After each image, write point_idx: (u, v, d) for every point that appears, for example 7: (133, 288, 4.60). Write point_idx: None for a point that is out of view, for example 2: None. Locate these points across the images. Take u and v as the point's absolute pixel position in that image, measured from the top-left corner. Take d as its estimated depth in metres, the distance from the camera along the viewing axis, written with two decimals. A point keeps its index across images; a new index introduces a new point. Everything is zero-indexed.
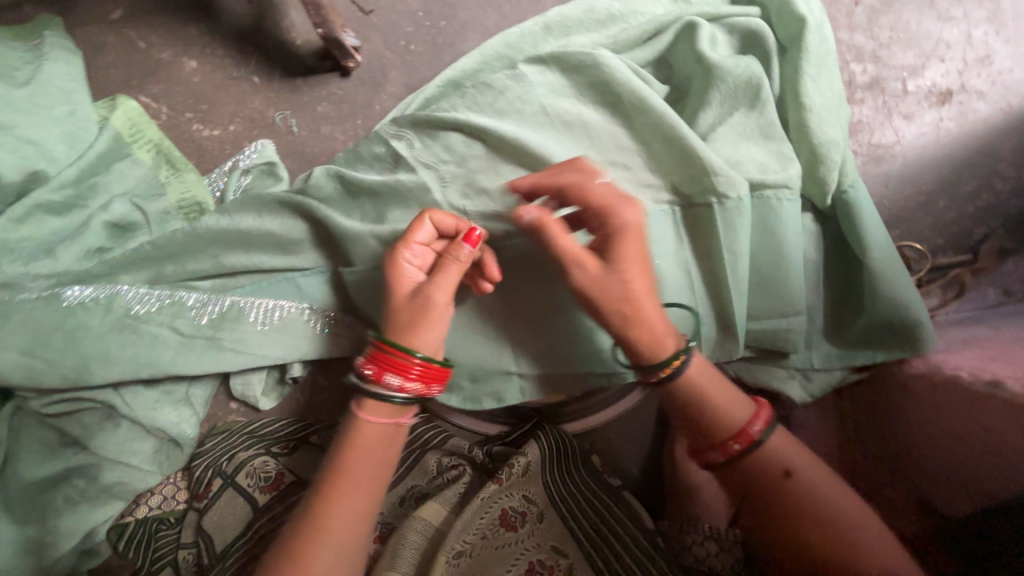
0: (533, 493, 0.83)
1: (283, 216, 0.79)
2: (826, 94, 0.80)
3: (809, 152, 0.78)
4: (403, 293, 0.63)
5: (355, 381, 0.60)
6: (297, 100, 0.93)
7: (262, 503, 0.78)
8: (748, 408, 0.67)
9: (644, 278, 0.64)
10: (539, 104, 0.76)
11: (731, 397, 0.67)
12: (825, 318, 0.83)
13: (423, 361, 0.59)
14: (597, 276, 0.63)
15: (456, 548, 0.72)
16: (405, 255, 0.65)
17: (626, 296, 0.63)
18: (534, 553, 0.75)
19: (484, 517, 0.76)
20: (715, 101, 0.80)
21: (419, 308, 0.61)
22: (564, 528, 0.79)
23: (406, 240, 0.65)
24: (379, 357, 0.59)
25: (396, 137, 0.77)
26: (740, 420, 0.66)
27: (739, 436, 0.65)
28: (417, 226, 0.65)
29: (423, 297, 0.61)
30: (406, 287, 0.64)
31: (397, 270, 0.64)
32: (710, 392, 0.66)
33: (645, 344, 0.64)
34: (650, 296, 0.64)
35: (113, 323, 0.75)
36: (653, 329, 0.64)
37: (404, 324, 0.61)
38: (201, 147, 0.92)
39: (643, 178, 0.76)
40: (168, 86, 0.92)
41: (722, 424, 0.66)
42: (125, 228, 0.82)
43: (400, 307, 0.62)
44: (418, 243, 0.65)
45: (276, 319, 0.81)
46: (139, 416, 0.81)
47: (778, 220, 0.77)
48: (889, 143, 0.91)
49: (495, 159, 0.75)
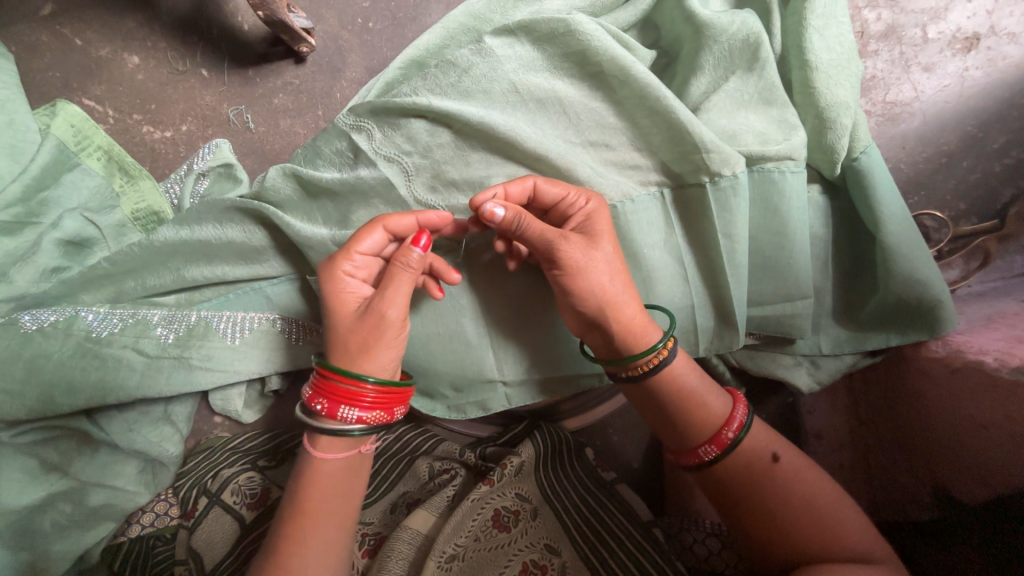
0: (527, 491, 0.80)
1: (243, 223, 0.74)
2: (834, 49, 0.70)
3: (813, 117, 0.70)
4: (348, 308, 0.61)
5: (310, 418, 0.58)
6: (252, 92, 0.90)
7: (249, 520, 0.75)
8: (725, 396, 0.64)
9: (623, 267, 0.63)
10: (509, 81, 0.68)
11: (711, 384, 0.64)
12: (834, 299, 0.76)
13: (376, 386, 0.57)
14: (582, 251, 0.60)
15: (448, 552, 0.68)
16: (347, 267, 0.61)
17: (613, 274, 0.61)
18: (528, 552, 0.71)
19: (476, 518, 0.73)
20: (708, 66, 0.72)
21: (367, 325, 0.59)
22: (560, 527, 0.77)
23: (348, 252, 0.61)
24: (330, 391, 0.57)
25: (355, 129, 0.69)
26: (726, 405, 0.63)
27: (729, 422, 0.61)
28: (365, 234, 0.61)
29: (369, 313, 0.59)
30: (350, 302, 0.61)
31: (340, 285, 0.61)
32: (696, 379, 0.64)
33: (641, 325, 0.62)
34: (628, 278, 0.63)
35: (74, 349, 0.71)
36: (639, 310, 0.62)
37: (354, 344, 0.59)
38: (154, 150, 0.88)
39: (626, 159, 0.69)
40: (111, 86, 0.87)
41: (708, 413, 0.62)
42: (80, 244, 0.77)
43: (347, 325, 0.60)
44: (362, 253, 0.62)
45: (247, 332, 0.77)
46: (118, 439, 0.79)
47: (781, 196, 0.70)
48: (906, 100, 0.82)
49: (463, 146, 0.68)
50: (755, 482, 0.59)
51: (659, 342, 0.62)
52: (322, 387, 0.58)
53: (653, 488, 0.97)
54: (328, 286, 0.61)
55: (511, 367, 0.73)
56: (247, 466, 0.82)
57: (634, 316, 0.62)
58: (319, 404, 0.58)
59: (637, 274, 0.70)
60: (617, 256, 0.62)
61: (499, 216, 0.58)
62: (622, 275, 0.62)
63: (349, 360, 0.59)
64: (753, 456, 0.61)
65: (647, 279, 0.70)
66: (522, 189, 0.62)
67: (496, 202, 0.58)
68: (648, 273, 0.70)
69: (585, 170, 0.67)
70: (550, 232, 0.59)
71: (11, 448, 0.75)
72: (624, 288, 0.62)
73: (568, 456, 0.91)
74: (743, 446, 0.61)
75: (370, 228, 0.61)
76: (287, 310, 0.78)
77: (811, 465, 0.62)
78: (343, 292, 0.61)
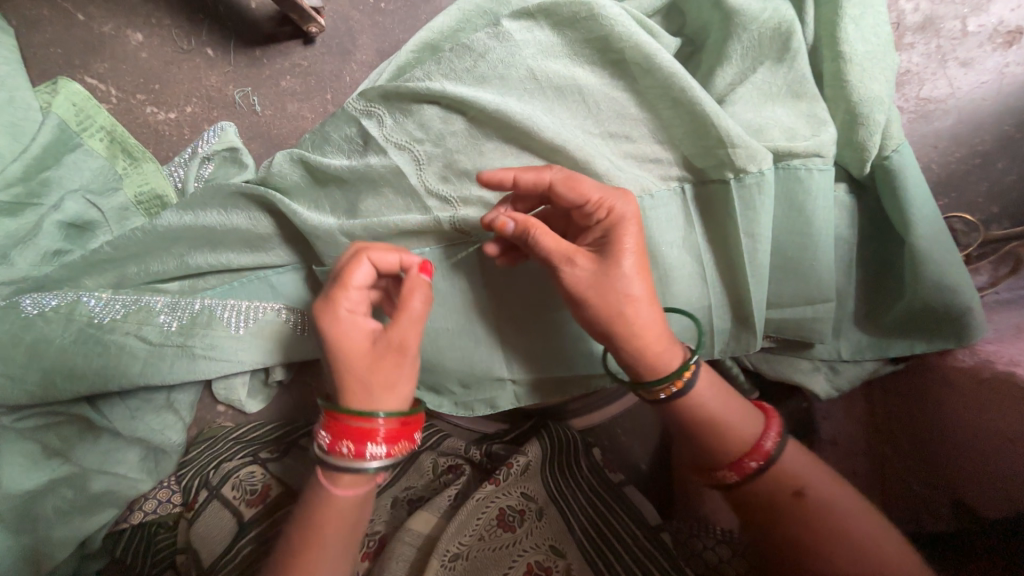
0: (532, 490, 0.79)
1: (248, 209, 0.72)
2: (870, 40, 0.67)
3: (844, 113, 0.67)
4: (361, 347, 0.56)
5: (332, 463, 0.56)
6: (258, 74, 0.87)
7: (248, 516, 0.74)
8: (758, 421, 0.61)
9: (647, 290, 0.58)
10: (527, 67, 0.64)
11: (739, 410, 0.61)
12: (857, 303, 0.74)
13: (387, 417, 0.56)
14: (586, 276, 0.58)
15: (451, 551, 0.67)
16: (346, 304, 0.57)
17: (626, 298, 0.57)
18: (534, 553, 0.70)
19: (480, 517, 0.72)
20: (735, 55, 0.68)
21: (386, 361, 0.57)
22: (564, 528, 0.75)
23: (344, 286, 0.57)
24: (354, 434, 0.55)
25: (364, 115, 0.66)
26: (754, 432, 0.60)
27: (754, 452, 0.59)
28: (356, 269, 0.57)
29: (385, 347, 0.56)
30: (358, 338, 0.57)
31: (341, 322, 0.56)
32: (717, 405, 0.61)
33: (656, 348, 0.59)
34: (653, 301, 0.59)
35: (76, 334, 0.70)
36: (656, 332, 0.59)
37: (376, 382, 0.56)
38: (158, 132, 0.85)
39: (647, 152, 0.66)
40: (115, 63, 0.84)
41: (732, 440, 0.60)
42: (81, 227, 0.74)
43: (361, 365, 0.56)
44: (356, 287, 0.58)
45: (252, 322, 0.76)
46: (120, 427, 0.78)
47: (806, 195, 0.67)
48: (938, 97, 0.78)
49: (477, 135, 0.66)
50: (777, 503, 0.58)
51: (676, 373, 0.59)
52: (347, 428, 0.56)
53: (660, 487, 0.95)
54: (328, 325, 0.57)
55: (520, 365, 0.71)
56: (249, 460, 0.81)
57: (646, 339, 0.58)
58: (346, 448, 0.56)
59: (654, 272, 0.68)
60: (637, 275, 0.58)
61: (507, 230, 0.58)
62: (639, 295, 0.58)
63: (370, 399, 0.56)
64: (781, 469, 0.59)
65: (664, 278, 0.68)
66: (538, 185, 0.58)
67: (507, 215, 0.58)
68: (665, 272, 0.68)
69: (604, 163, 0.65)
70: (555, 252, 0.57)
71: (14, 432, 0.74)
72: (637, 308, 0.58)
73: (576, 455, 0.89)
74: (776, 467, 0.59)
75: (357, 262, 0.58)
76: (293, 300, 0.76)
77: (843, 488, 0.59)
78: (344, 329, 0.56)
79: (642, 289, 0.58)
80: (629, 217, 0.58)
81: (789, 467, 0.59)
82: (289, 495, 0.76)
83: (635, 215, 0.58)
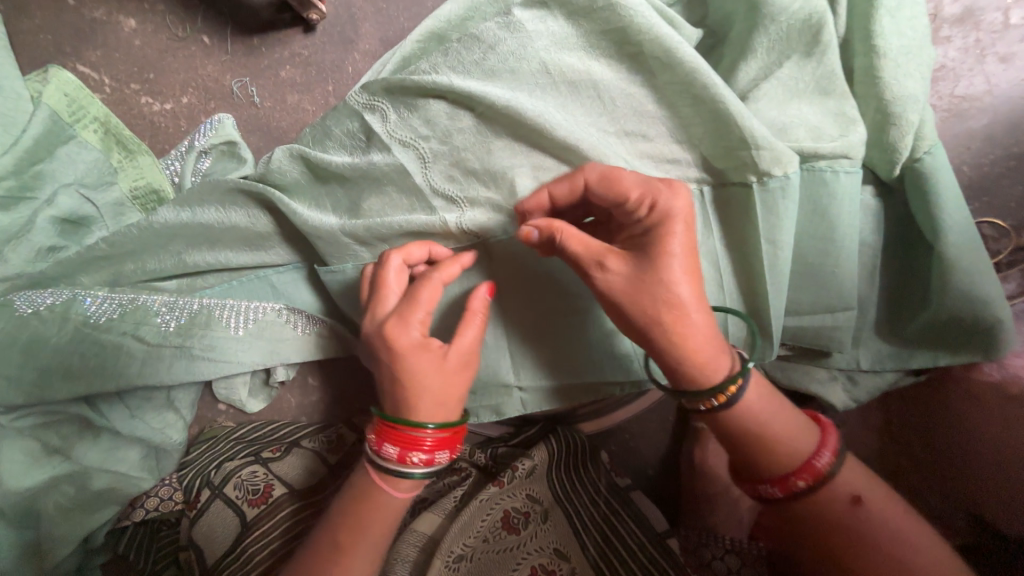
0: (537, 492, 0.78)
1: (247, 207, 0.69)
2: (906, 33, 0.63)
3: (875, 112, 0.64)
4: (436, 363, 0.55)
5: (394, 468, 0.56)
6: (256, 63, 0.83)
7: (250, 517, 0.73)
8: (813, 436, 0.58)
9: (694, 293, 0.54)
10: (539, 60, 0.61)
11: (794, 423, 0.58)
12: (879, 311, 0.71)
13: (435, 430, 0.55)
14: (622, 279, 0.54)
15: (456, 552, 0.67)
16: (416, 320, 0.56)
17: (669, 301, 0.53)
18: (536, 557, 0.68)
19: (485, 519, 0.71)
20: (761, 49, 0.64)
21: (460, 375, 0.56)
22: (569, 531, 0.74)
23: (413, 303, 0.56)
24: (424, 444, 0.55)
25: (368, 109, 0.63)
26: (807, 449, 0.57)
27: (803, 471, 0.56)
28: (425, 285, 0.56)
29: (460, 362, 0.56)
30: (431, 354, 0.55)
31: (416, 342, 0.55)
32: (770, 417, 0.58)
33: (700, 350, 0.55)
34: (703, 305, 0.54)
35: (72, 334, 0.68)
36: (701, 335, 0.54)
37: (447, 396, 0.56)
38: (153, 124, 0.82)
39: (664, 152, 0.63)
40: (107, 52, 0.81)
41: (782, 456, 0.57)
42: (76, 222, 0.72)
43: (436, 380, 0.55)
44: (424, 303, 0.56)
45: (251, 322, 0.74)
46: (120, 427, 0.77)
47: (830, 199, 0.64)
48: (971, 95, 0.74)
49: (486, 132, 0.62)
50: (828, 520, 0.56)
51: (722, 386, 0.55)
52: (414, 441, 0.55)
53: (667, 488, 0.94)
54: (403, 348, 0.55)
55: (528, 371, 0.69)
56: (252, 459, 0.80)
57: (687, 340, 0.54)
58: (415, 458, 0.56)
59: None
60: (681, 273, 0.53)
61: (533, 238, 0.56)
62: (683, 295, 0.53)
63: (442, 413, 0.56)
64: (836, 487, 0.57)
65: None
66: (571, 191, 0.57)
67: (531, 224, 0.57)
68: None
69: (620, 163, 0.61)
70: (586, 255, 0.55)
71: (11, 431, 0.73)
72: (677, 309, 0.53)
73: (584, 459, 0.87)
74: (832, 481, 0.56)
75: (428, 283, 0.57)
76: (294, 299, 0.75)
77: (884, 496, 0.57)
78: (419, 350, 0.55)
79: (685, 289, 0.53)
80: (673, 211, 0.54)
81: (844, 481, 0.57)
82: (292, 496, 0.76)
83: (682, 211, 0.54)
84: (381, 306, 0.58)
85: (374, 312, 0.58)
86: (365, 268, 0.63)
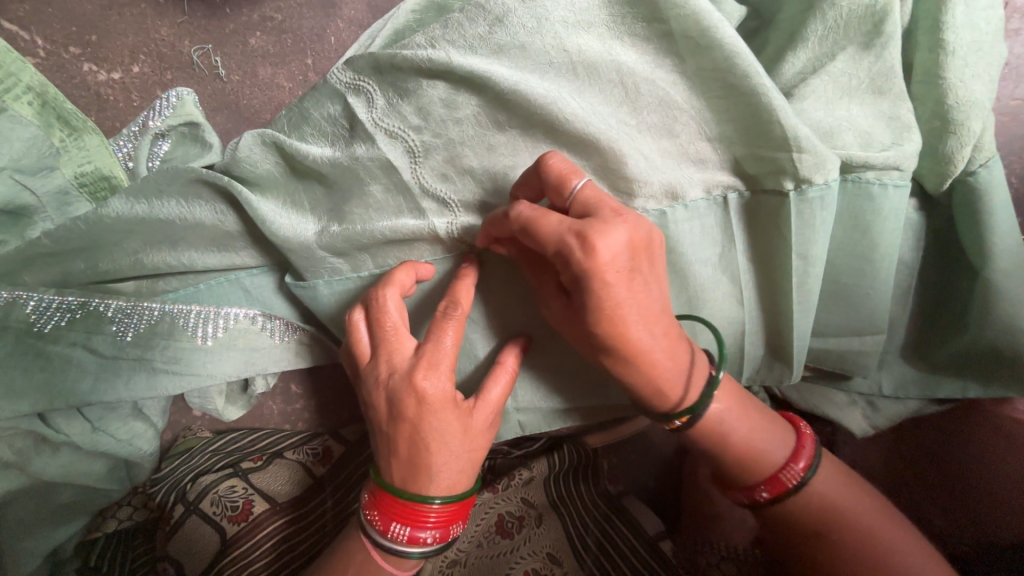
0: (532, 497, 0.75)
1: (213, 202, 0.60)
2: (979, 25, 0.54)
3: (931, 118, 0.56)
4: (466, 418, 0.51)
5: (395, 549, 0.52)
6: (221, 27, 0.76)
7: (231, 537, 0.67)
8: (787, 448, 0.57)
9: (640, 346, 0.49)
10: (554, 36, 0.51)
11: (766, 437, 0.57)
12: (904, 335, 0.68)
13: (444, 504, 0.51)
14: (563, 316, 0.51)
15: (451, 557, 0.66)
16: (442, 368, 0.50)
17: (608, 354, 0.50)
18: (530, 561, 0.65)
19: (479, 524, 0.70)
20: (813, 37, 0.56)
21: (481, 433, 0.52)
22: (563, 536, 0.71)
23: (439, 347, 0.50)
24: (438, 520, 0.51)
25: (352, 90, 0.54)
26: (777, 459, 0.57)
27: (769, 483, 0.56)
28: (456, 333, 0.51)
29: (484, 419, 0.52)
30: (454, 412, 0.50)
31: (444, 399, 0.50)
32: (743, 431, 0.57)
33: (644, 395, 0.53)
34: (650, 364, 0.50)
35: (13, 346, 0.61)
36: (647, 385, 0.52)
37: (468, 460, 0.52)
38: (99, 96, 0.72)
39: (689, 150, 0.55)
40: (38, 5, 0.69)
41: (752, 466, 0.57)
42: (15, 212, 0.61)
43: (460, 442, 0.51)
44: (451, 349, 0.51)
45: (221, 331, 0.66)
46: (79, 442, 0.67)
47: (876, 215, 0.56)
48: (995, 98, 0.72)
49: (486, 124, 0.54)
50: (802, 537, 0.56)
51: (672, 416, 0.55)
52: (425, 517, 0.51)
53: (669, 499, 0.92)
54: (435, 401, 0.49)
55: (529, 394, 0.63)
56: (230, 472, 0.74)
57: (630, 389, 0.53)
58: (428, 536, 0.51)
59: (683, 295, 0.59)
60: (607, 335, 0.48)
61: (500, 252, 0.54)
62: (612, 354, 0.50)
63: (459, 480, 0.51)
64: (820, 500, 0.55)
65: (697, 303, 0.59)
66: (502, 225, 0.50)
67: (496, 245, 0.54)
68: (699, 298, 0.58)
69: (637, 162, 0.53)
70: (535, 279, 0.53)
71: None
72: (613, 363, 0.51)
73: (585, 470, 0.85)
74: (806, 492, 0.56)
75: (450, 324, 0.51)
76: (268, 306, 0.68)
77: (875, 504, 0.56)
78: (447, 404, 0.50)
79: (618, 348, 0.49)
80: (592, 267, 0.45)
81: (817, 489, 0.56)
82: (274, 509, 0.71)
83: (609, 262, 0.45)
84: (397, 351, 0.51)
85: (388, 357, 0.51)
86: (353, 314, 0.54)
